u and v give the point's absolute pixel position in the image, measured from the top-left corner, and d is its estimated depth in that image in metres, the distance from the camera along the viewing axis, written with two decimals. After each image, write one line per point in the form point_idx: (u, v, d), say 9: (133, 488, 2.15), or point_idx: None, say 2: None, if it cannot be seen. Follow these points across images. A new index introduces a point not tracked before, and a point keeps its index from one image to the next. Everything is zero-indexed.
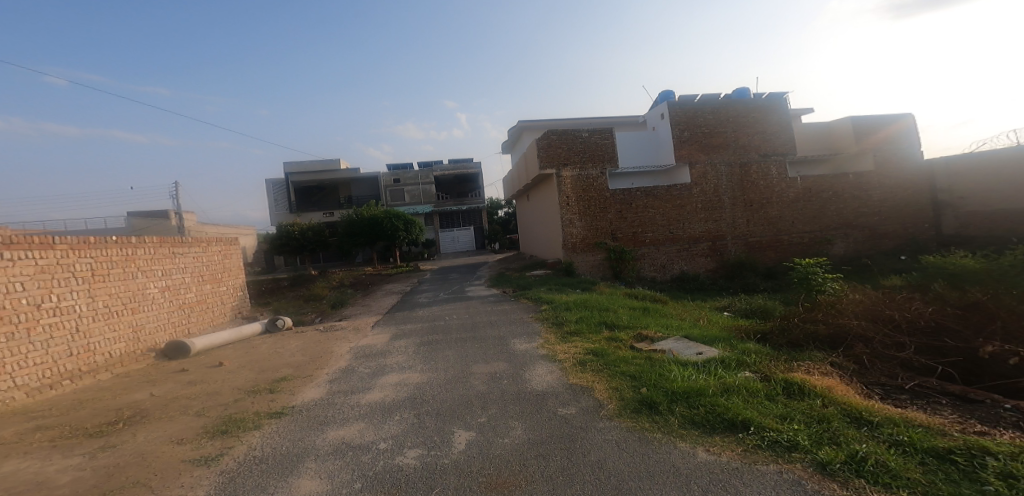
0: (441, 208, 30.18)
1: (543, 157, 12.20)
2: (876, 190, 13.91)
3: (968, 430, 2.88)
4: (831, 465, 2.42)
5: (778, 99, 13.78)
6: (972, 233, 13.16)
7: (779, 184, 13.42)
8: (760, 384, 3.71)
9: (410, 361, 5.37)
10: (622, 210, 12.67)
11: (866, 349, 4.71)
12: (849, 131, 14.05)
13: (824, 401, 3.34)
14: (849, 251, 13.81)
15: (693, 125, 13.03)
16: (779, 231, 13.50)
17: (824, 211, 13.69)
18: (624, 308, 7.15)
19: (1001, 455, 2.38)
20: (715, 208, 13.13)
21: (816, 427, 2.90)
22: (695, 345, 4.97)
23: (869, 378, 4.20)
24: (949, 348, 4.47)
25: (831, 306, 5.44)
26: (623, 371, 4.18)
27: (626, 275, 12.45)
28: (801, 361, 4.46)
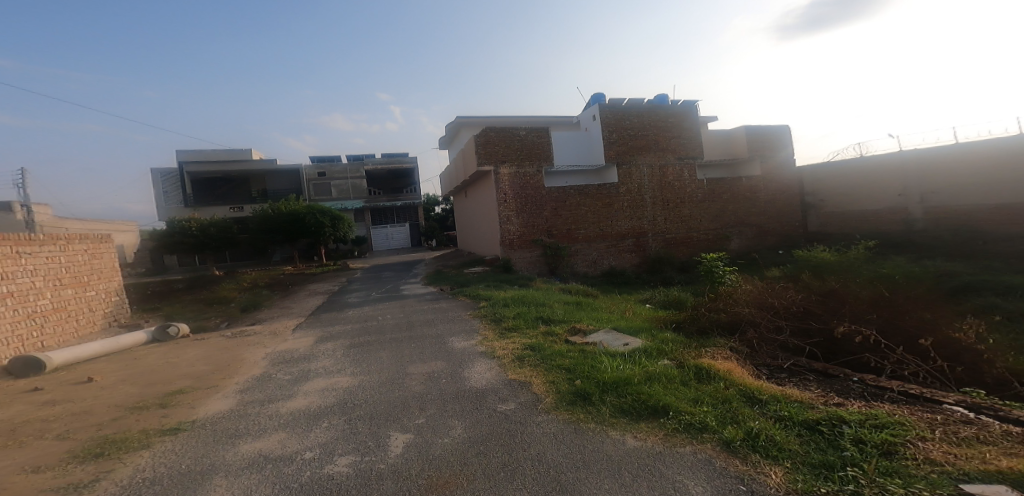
0: (373, 203, 28.86)
1: (480, 153, 12.15)
2: (765, 192, 15.70)
3: (829, 402, 3.34)
4: (733, 443, 2.69)
5: (691, 108, 14.90)
6: (829, 230, 15.51)
7: (692, 186, 14.63)
8: (676, 370, 4.02)
9: (338, 364, 5.09)
10: (557, 207, 13.02)
11: (755, 334, 5.29)
12: (743, 140, 15.54)
13: (725, 383, 3.71)
14: (746, 247, 15.47)
15: (621, 129, 13.71)
16: (691, 228, 14.73)
17: (725, 210, 15.16)
18: (559, 302, 7.37)
19: (853, 423, 2.81)
20: (637, 206, 13.97)
21: (718, 407, 3.21)
22: (622, 336, 5.28)
23: (760, 360, 4.73)
24: (813, 329, 5.17)
25: (729, 295, 6.02)
26: (558, 364, 4.31)
27: (561, 270, 12.85)
28: (708, 347, 4.91)
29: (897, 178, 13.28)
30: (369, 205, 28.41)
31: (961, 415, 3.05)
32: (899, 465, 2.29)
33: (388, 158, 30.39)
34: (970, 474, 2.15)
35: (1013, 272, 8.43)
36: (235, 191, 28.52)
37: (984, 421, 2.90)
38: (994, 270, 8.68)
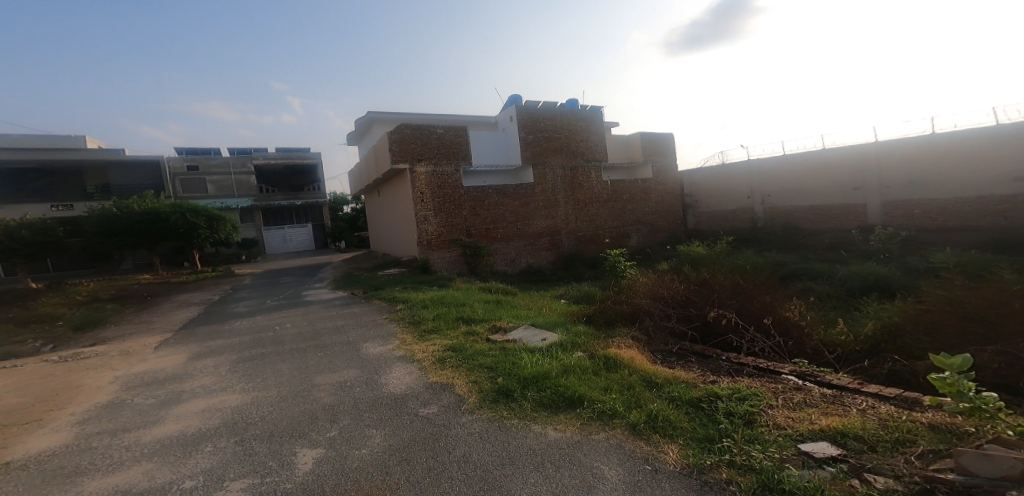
0: (265, 202, 26.23)
1: (395, 151, 11.66)
2: (656, 193, 17.20)
3: (707, 381, 3.78)
4: (638, 426, 2.93)
5: (600, 113, 15.76)
6: (703, 226, 17.40)
7: (597, 187, 15.53)
8: (588, 361, 4.25)
9: (223, 382, 4.56)
10: (475, 207, 13.01)
11: (650, 322, 5.80)
12: (638, 146, 16.93)
13: (628, 370, 4.01)
14: (643, 243, 16.86)
15: (536, 130, 14.09)
16: (598, 226, 15.65)
17: (626, 209, 16.36)
18: (479, 302, 7.37)
19: (726, 398, 3.23)
20: (550, 205, 14.47)
21: (624, 393, 3.48)
22: (540, 332, 5.44)
23: (655, 346, 5.18)
24: (693, 315, 5.77)
25: (628, 288, 6.46)
26: (480, 364, 4.31)
27: (481, 269, 12.87)
28: (614, 338, 5.27)
29: (748, 181, 15.68)
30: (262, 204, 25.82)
31: (796, 383, 3.69)
32: (759, 432, 2.73)
33: (286, 153, 27.87)
34: (805, 434, 2.66)
35: (824, 260, 10.31)
36: (64, 188, 24.38)
37: (812, 387, 3.55)
38: (829, 258, 10.49)
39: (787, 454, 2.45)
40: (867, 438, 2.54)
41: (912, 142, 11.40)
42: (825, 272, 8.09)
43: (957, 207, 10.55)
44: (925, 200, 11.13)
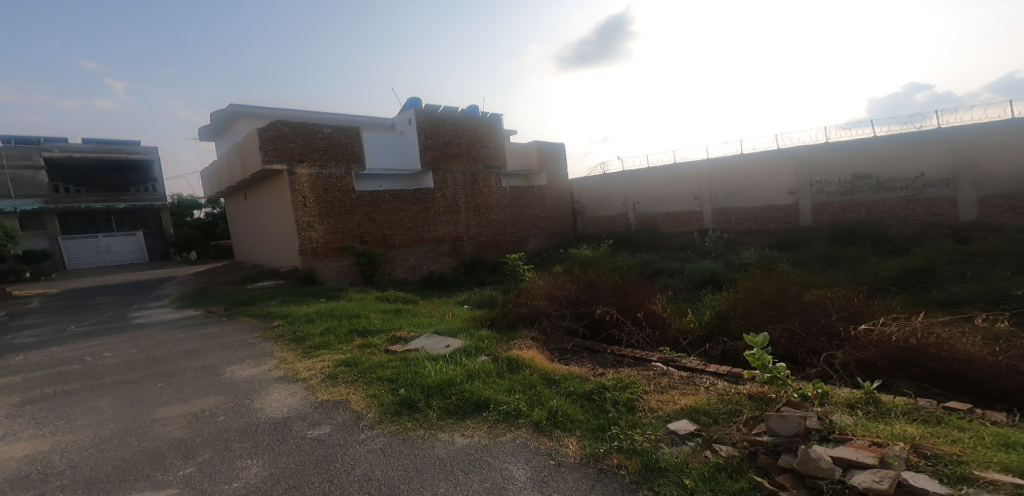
0: (68, 206, 21.89)
1: (269, 150, 10.51)
2: (549, 200, 18.05)
3: (595, 374, 4.07)
4: (541, 423, 3.04)
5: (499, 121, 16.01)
6: (590, 230, 18.68)
7: (496, 193, 15.81)
8: (491, 365, 4.31)
9: (15, 427, 3.67)
10: (370, 212, 12.40)
11: (548, 322, 6.05)
12: (534, 154, 17.70)
13: (529, 370, 4.14)
14: (539, 247, 17.54)
15: (436, 135, 13.93)
16: (498, 231, 15.97)
17: (524, 216, 16.91)
18: (376, 312, 7.01)
19: (613, 388, 3.51)
20: (451, 211, 14.38)
21: (524, 393, 3.59)
22: (443, 339, 5.36)
23: (552, 345, 5.45)
24: (583, 313, 6.14)
25: (526, 292, 6.69)
26: (378, 376, 4.11)
27: (378, 278, 12.27)
28: (515, 340, 5.41)
29: (625, 190, 17.15)
30: (59, 207, 21.50)
31: (663, 369, 4.16)
32: (639, 417, 3.02)
33: (100, 145, 23.88)
34: (671, 414, 3.01)
35: (685, 257, 11.71)
36: None
37: (675, 372, 4.03)
38: (691, 255, 11.89)
39: (661, 434, 2.75)
40: (713, 412, 2.94)
41: (735, 160, 14.01)
42: (682, 268, 9.16)
43: (760, 213, 13.53)
44: (745, 207, 13.85)
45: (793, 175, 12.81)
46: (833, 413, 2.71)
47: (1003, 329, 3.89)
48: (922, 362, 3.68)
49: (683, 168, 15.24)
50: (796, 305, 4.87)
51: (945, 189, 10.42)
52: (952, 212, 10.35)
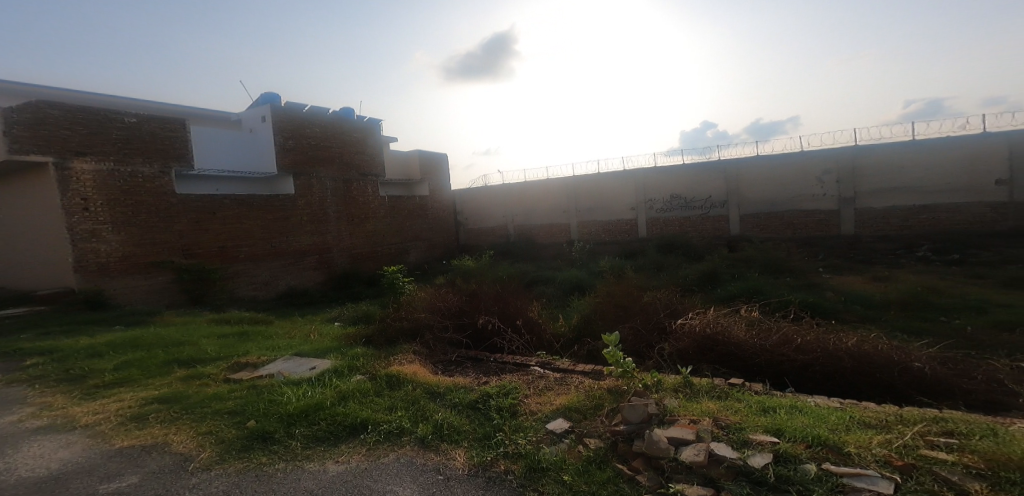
0: None
1: (19, 135, 7.95)
2: (432, 211, 17.80)
3: (480, 382, 4.13)
4: (427, 438, 2.96)
5: (377, 127, 15.30)
6: (473, 241, 18.88)
7: (374, 201, 15.10)
8: (368, 383, 4.06)
9: None
10: (200, 220, 10.63)
11: (431, 335, 5.88)
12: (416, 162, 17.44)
13: (411, 385, 4.00)
14: (421, 258, 17.10)
15: (299, 135, 12.74)
16: (375, 243, 15.18)
17: (405, 227, 16.40)
18: (211, 338, 6.09)
19: (498, 395, 3.58)
20: (319, 221, 13.31)
21: (407, 408, 3.46)
22: (310, 361, 4.85)
23: (435, 358, 5.33)
24: (465, 323, 6.11)
25: (407, 304, 6.44)
26: (217, 410, 3.56)
27: (212, 297, 10.50)
28: (395, 355, 5.18)
29: (501, 203, 17.79)
30: None
31: (539, 372, 4.38)
32: (521, 421, 3.13)
33: None
34: (548, 415, 3.17)
35: (561, 265, 12.59)
36: None
37: (549, 374, 4.27)
38: (561, 264, 12.75)
39: (541, 435, 2.88)
40: (582, 408, 3.18)
41: (593, 178, 15.56)
42: (554, 276, 9.79)
43: (612, 226, 15.26)
44: (603, 221, 15.42)
45: (635, 194, 14.85)
46: (666, 398, 3.17)
47: (753, 315, 5.14)
48: (715, 347, 4.66)
49: (538, 188, 16.73)
50: (638, 304, 5.64)
51: (722, 209, 13.70)
52: (727, 227, 13.66)
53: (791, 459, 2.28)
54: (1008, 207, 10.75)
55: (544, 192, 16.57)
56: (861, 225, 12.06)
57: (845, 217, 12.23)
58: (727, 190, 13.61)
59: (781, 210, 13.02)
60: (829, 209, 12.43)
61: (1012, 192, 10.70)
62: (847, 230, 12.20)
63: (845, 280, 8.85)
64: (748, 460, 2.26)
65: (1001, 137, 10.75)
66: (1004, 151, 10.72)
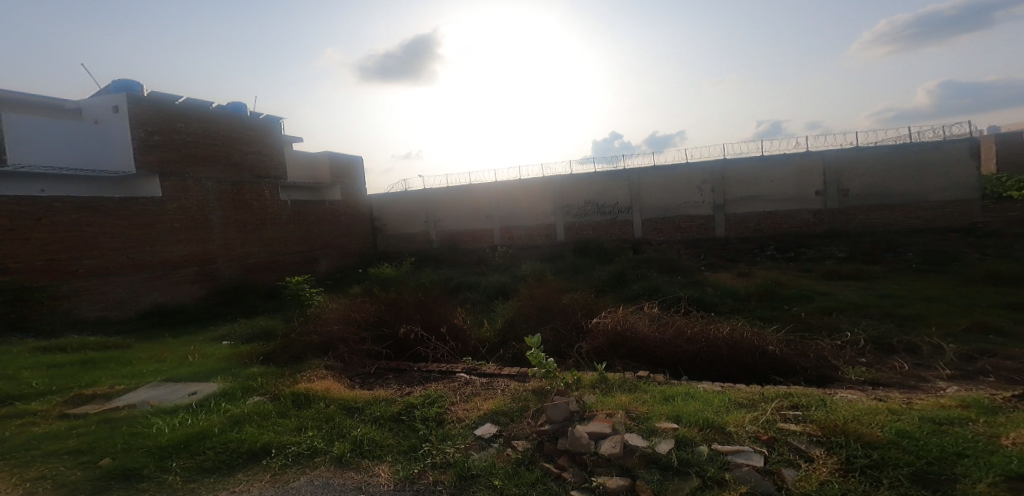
0: None
1: None
2: (345, 217, 16.89)
3: (403, 393, 3.99)
4: (344, 457, 2.79)
5: (273, 124, 13.93)
6: (392, 249, 18.19)
7: (272, 206, 13.84)
8: (270, 404, 3.72)
9: None
10: (21, 225, 8.59)
11: (346, 347, 5.47)
12: (325, 166, 16.38)
13: (324, 402, 3.75)
14: (332, 267, 16.06)
15: (169, 130, 11.14)
16: (273, 252, 13.88)
17: (310, 233, 15.28)
18: (41, 369, 5.14)
19: (422, 405, 3.49)
20: (202, 228, 11.83)
21: (324, 427, 3.23)
22: (189, 386, 4.38)
23: (353, 372, 5.03)
24: (385, 334, 5.85)
25: (317, 317, 5.94)
26: (65, 448, 3.00)
27: (36, 321, 8.36)
28: (302, 372, 4.80)
29: (422, 209, 17.43)
30: None
31: (465, 378, 4.35)
32: (448, 429, 3.08)
33: None
34: (476, 421, 3.15)
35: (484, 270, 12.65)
36: None
37: (475, 379, 4.26)
38: (484, 269, 12.76)
39: (469, 442, 2.86)
40: (508, 411, 3.21)
41: (512, 184, 15.88)
42: (479, 281, 9.77)
43: (532, 231, 15.67)
44: (523, 226, 15.77)
45: (552, 200, 15.42)
46: (585, 395, 3.31)
47: (654, 311, 5.60)
48: (624, 343, 5.00)
49: (443, 194, 16.95)
50: (558, 306, 5.85)
51: (626, 214, 14.76)
52: (631, 231, 14.71)
53: (689, 443, 2.53)
54: (822, 213, 13.28)
55: (463, 198, 16.58)
56: (730, 229, 13.92)
57: (718, 222, 13.98)
58: (631, 198, 14.67)
59: (672, 215, 14.34)
60: (707, 215, 14.10)
61: (825, 201, 13.20)
62: (719, 233, 13.99)
63: (716, 275, 10.11)
64: (655, 448, 2.46)
65: (817, 157, 13.19)
66: (818, 167, 13.20)
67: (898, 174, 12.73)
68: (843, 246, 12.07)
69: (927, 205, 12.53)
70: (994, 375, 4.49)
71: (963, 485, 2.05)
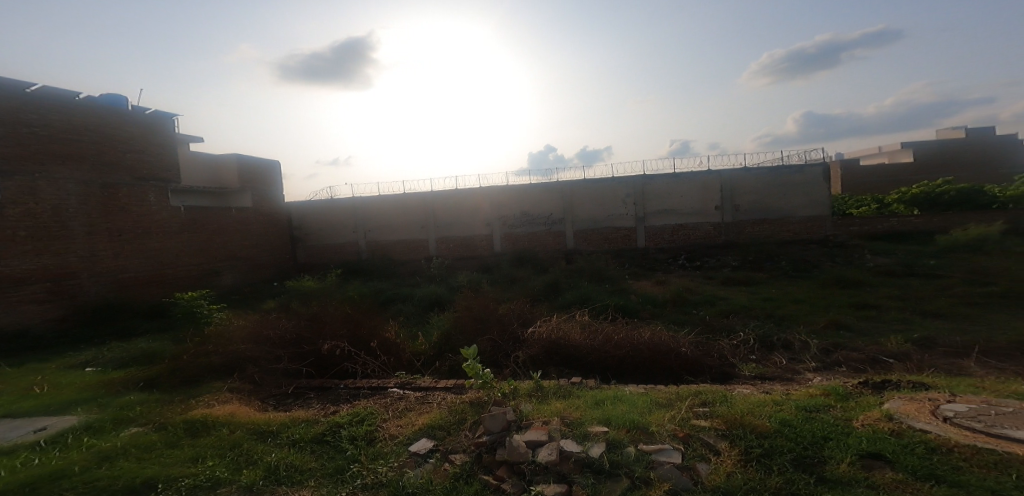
0: None
1: None
2: (256, 224, 14.59)
3: (327, 413, 3.75)
4: (256, 485, 2.55)
5: (165, 121, 11.00)
6: (314, 260, 16.71)
7: (160, 212, 11.03)
8: (153, 435, 3.27)
9: None
10: None
11: (256, 368, 5.09)
12: (234, 167, 14.26)
13: (229, 428, 3.39)
14: (238, 282, 13.44)
15: (9, 120, 8.14)
16: (161, 264, 11.00)
17: (212, 241, 12.65)
18: None
19: (348, 424, 3.31)
20: (54, 235, 8.77)
21: (228, 455, 2.92)
22: (34, 422, 3.76)
23: (264, 393, 4.63)
24: (306, 351, 5.43)
25: (219, 338, 5.44)
26: None
27: None
28: (198, 397, 4.30)
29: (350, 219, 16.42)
30: None
31: (398, 394, 4.20)
32: (380, 447, 2.94)
33: None
34: (411, 437, 3.05)
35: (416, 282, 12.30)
36: None
37: (409, 394, 4.13)
38: (419, 281, 12.45)
39: (404, 459, 2.75)
40: (445, 424, 3.16)
41: (447, 194, 15.68)
42: (414, 293, 9.50)
43: (469, 241, 15.58)
44: (459, 236, 15.64)
45: (489, 210, 15.48)
46: (521, 403, 3.34)
47: (585, 318, 5.82)
48: (558, 351, 5.12)
49: (369, 204, 16.23)
50: (495, 316, 5.88)
51: (558, 226, 15.23)
52: (564, 241, 15.20)
53: (618, 445, 2.64)
54: (720, 226, 14.68)
55: (392, 207, 16.07)
56: (650, 239, 14.90)
57: (639, 233, 14.90)
58: (564, 209, 15.16)
59: (600, 226, 15.06)
60: (630, 226, 14.96)
61: (723, 215, 14.63)
62: (640, 243, 14.93)
63: (639, 284, 10.70)
64: (588, 452, 2.53)
65: (715, 175, 14.57)
66: (717, 184, 14.60)
67: (776, 193, 14.51)
68: (737, 255, 13.54)
69: (794, 220, 14.50)
70: (846, 366, 5.25)
71: (830, 467, 2.43)
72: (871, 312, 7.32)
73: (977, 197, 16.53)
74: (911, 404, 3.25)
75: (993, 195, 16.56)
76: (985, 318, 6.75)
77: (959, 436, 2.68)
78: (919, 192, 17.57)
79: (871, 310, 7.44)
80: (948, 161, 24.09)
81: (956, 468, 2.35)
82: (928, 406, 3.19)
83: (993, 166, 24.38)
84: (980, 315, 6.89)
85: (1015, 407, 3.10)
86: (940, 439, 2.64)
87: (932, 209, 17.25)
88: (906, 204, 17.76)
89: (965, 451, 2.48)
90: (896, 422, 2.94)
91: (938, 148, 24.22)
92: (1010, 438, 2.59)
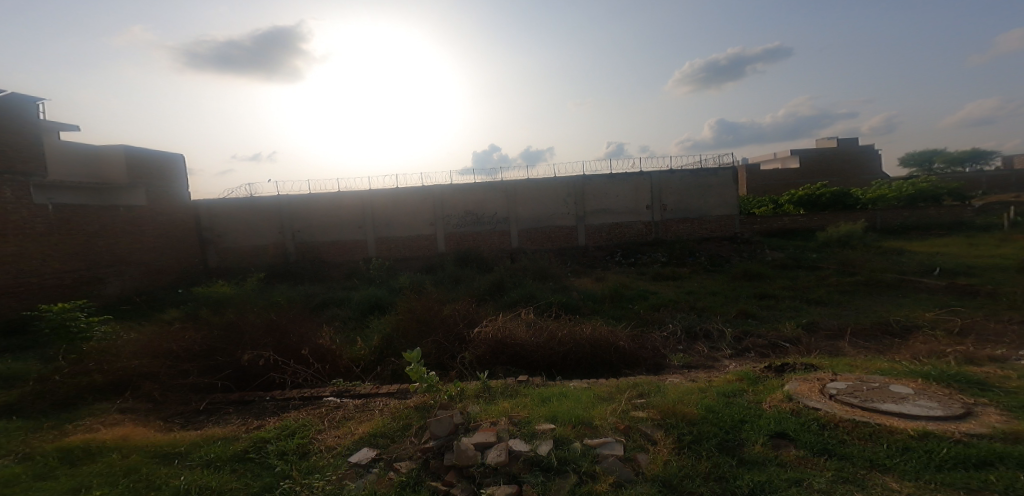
0: None
1: None
2: (150, 226, 12.63)
3: (249, 428, 3.46)
4: None
5: (25, 104, 8.92)
6: (228, 264, 15.20)
7: (18, 212, 8.88)
8: (19, 467, 2.80)
9: None
10: None
11: (155, 384, 4.53)
12: (121, 161, 11.82)
13: (121, 452, 3.01)
14: (127, 291, 11.44)
15: None
16: (18, 272, 8.78)
17: (89, 246, 10.55)
18: None
19: (275, 438, 3.08)
20: None
21: (123, 483, 2.58)
22: None
23: (168, 412, 4.16)
24: (222, 363, 4.97)
25: (104, 352, 4.69)
26: None
27: None
28: (79, 421, 3.76)
29: (277, 217, 15.25)
30: None
31: (335, 402, 3.98)
32: (315, 461, 2.76)
33: None
34: (350, 447, 2.89)
35: (351, 285, 11.71)
36: None
37: (348, 402, 3.92)
38: (356, 283, 11.92)
39: (343, 471, 2.60)
40: (388, 432, 3.03)
41: (390, 193, 15.17)
42: (349, 297, 9.07)
43: (411, 241, 15.20)
44: (401, 236, 15.19)
45: (433, 210, 15.18)
46: (468, 406, 3.28)
47: (530, 317, 5.87)
48: (504, 350, 5.12)
49: (297, 202, 15.22)
50: (438, 318, 5.75)
51: (501, 225, 15.29)
52: (508, 241, 15.30)
53: (565, 441, 2.68)
54: (650, 225, 15.49)
55: (323, 205, 15.23)
56: (589, 238, 15.40)
57: (580, 231, 15.35)
58: (508, 209, 15.24)
59: (543, 226, 15.32)
60: (572, 224, 15.37)
61: (653, 214, 15.45)
62: (581, 241, 15.38)
63: (579, 281, 10.99)
64: (537, 450, 2.55)
65: (647, 177, 15.38)
66: (648, 186, 15.43)
67: (695, 194, 15.56)
68: (665, 251, 14.40)
69: (708, 219, 15.62)
70: (753, 351, 5.75)
71: (748, 448, 2.65)
72: (771, 301, 8.09)
73: (846, 198, 19.02)
74: (804, 384, 3.61)
75: (857, 197, 19.23)
76: (855, 303, 7.74)
77: (842, 411, 3.02)
78: (804, 194, 19.45)
79: (772, 299, 8.23)
80: (826, 167, 27.44)
81: (843, 442, 2.65)
82: (817, 386, 3.55)
83: (859, 171, 28.10)
84: (851, 301, 7.89)
85: (881, 381, 3.55)
86: (829, 415, 2.95)
87: (813, 209, 19.30)
88: (795, 204, 19.57)
89: (848, 425, 2.80)
90: (794, 402, 3.24)
91: (819, 155, 27.56)
92: (880, 411, 2.97)
